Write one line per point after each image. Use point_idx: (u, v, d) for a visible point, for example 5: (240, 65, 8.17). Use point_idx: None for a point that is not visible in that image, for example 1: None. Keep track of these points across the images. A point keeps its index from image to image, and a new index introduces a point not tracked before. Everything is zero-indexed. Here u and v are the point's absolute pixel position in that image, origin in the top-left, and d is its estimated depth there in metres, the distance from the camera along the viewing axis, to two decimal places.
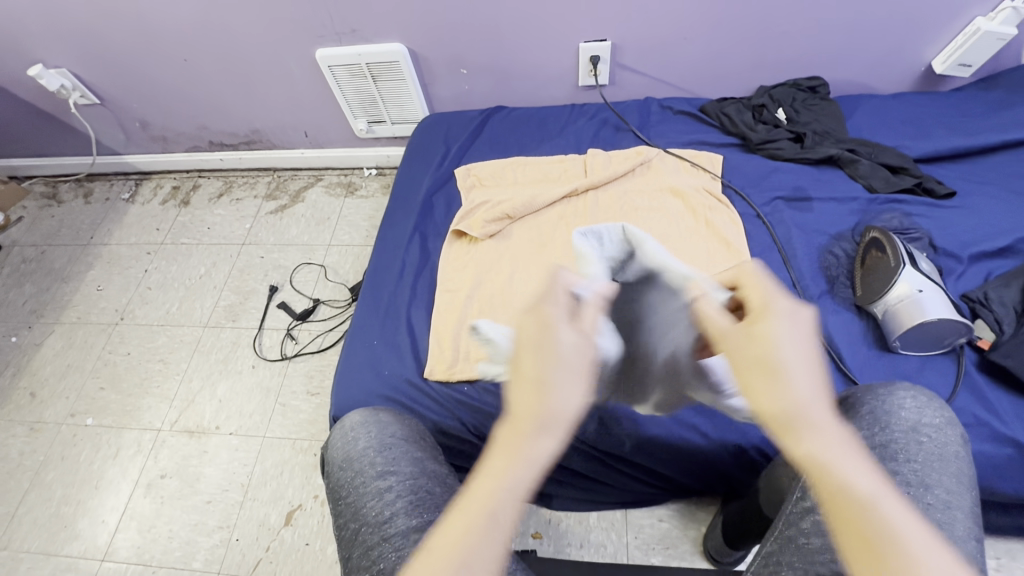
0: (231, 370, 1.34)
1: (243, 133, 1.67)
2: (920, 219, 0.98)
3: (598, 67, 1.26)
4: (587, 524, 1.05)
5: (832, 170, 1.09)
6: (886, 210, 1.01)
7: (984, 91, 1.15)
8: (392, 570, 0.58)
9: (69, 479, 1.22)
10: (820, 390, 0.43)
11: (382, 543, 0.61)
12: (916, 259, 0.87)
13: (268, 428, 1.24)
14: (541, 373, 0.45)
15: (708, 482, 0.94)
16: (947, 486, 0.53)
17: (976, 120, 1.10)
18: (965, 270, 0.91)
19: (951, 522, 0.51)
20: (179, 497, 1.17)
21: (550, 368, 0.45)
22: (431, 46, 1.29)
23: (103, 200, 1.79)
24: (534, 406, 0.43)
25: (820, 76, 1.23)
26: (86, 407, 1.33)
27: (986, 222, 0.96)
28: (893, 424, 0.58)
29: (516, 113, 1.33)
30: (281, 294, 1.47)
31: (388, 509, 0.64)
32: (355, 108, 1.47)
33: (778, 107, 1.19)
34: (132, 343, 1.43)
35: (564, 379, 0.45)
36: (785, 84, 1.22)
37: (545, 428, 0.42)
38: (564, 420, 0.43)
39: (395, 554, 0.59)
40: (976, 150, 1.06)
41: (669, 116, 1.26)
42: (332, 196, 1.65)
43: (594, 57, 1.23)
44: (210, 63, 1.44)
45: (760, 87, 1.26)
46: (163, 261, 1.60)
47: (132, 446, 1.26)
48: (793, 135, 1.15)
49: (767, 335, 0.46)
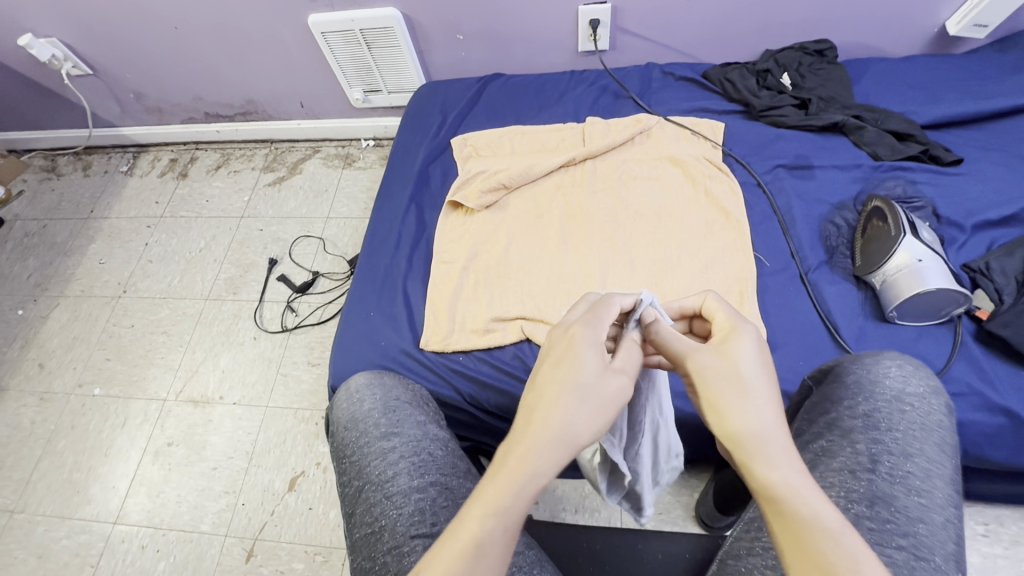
0: (233, 341, 1.36)
1: (239, 104, 1.65)
2: (925, 186, 0.96)
3: (598, 31, 1.22)
4: (582, 490, 1.07)
5: (837, 137, 1.06)
6: (890, 177, 0.99)
7: (999, 53, 1.11)
8: (392, 527, 0.60)
9: (80, 446, 1.26)
10: (781, 418, 0.43)
11: (385, 501, 0.62)
12: (917, 227, 0.86)
13: (270, 397, 1.26)
14: (557, 389, 0.45)
15: (701, 451, 0.96)
16: (928, 454, 0.54)
17: (989, 84, 1.07)
18: (967, 240, 0.90)
19: (931, 489, 0.51)
20: (186, 464, 1.21)
21: (568, 388, 0.45)
22: (426, 10, 1.25)
23: (102, 173, 1.78)
24: (547, 421, 0.43)
25: (827, 39, 1.18)
26: (93, 377, 1.36)
27: (993, 190, 0.93)
28: (877, 394, 0.59)
29: (514, 80, 1.30)
30: (280, 267, 1.47)
31: (391, 469, 0.65)
32: (351, 77, 1.44)
33: (783, 72, 1.15)
34: (136, 315, 1.45)
35: (578, 404, 0.44)
36: (791, 48, 1.17)
37: (553, 444, 0.42)
38: (574, 446, 0.43)
39: (397, 512, 0.61)
40: (986, 115, 1.03)
41: (670, 82, 1.22)
42: (329, 168, 1.64)
43: (594, 20, 1.19)
44: (201, 31, 1.41)
45: (767, 50, 1.21)
46: (163, 234, 1.60)
47: (139, 415, 1.29)
48: (797, 101, 1.11)
49: (735, 359, 0.47)
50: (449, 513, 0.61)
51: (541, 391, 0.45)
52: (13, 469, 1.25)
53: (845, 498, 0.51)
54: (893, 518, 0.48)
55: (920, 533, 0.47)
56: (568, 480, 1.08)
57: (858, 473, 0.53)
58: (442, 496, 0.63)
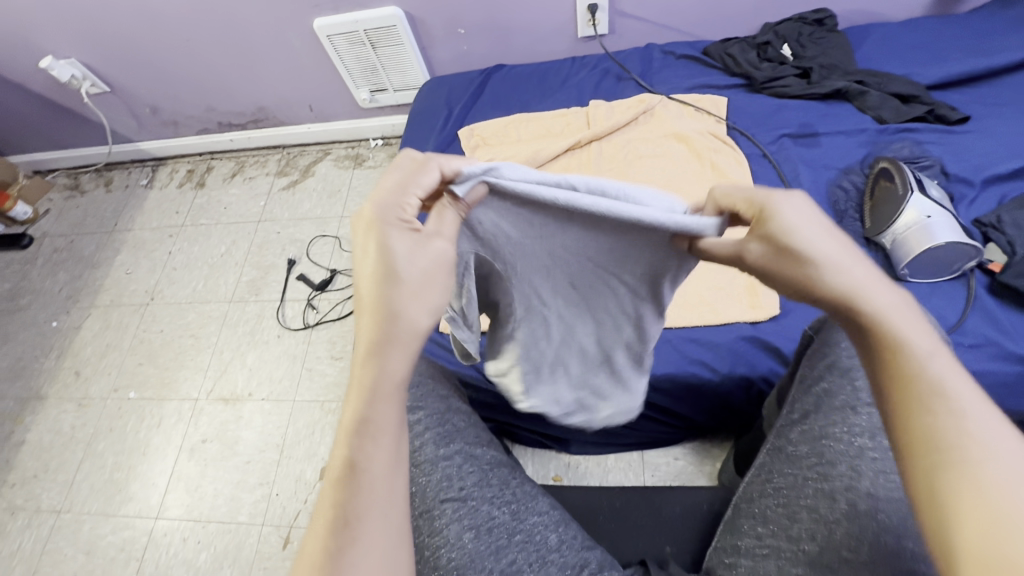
0: (258, 340, 1.41)
1: (250, 112, 1.70)
2: (932, 146, 0.96)
3: (597, 16, 1.24)
4: (605, 465, 1.09)
5: (840, 103, 1.07)
6: (897, 139, 0.99)
7: (1001, 10, 1.11)
8: (421, 492, 0.63)
9: (119, 447, 1.31)
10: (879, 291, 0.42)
11: (413, 469, 0.65)
12: (926, 186, 0.86)
13: (297, 391, 1.31)
14: (380, 298, 0.46)
15: (721, 419, 0.97)
16: None
17: (993, 41, 1.06)
18: (977, 196, 0.90)
19: None
20: (221, 458, 1.25)
21: (387, 288, 0.46)
22: (428, 6, 1.28)
23: (123, 187, 1.84)
24: (382, 329, 0.45)
25: (827, 8, 1.19)
26: (127, 381, 1.41)
27: (1002, 145, 0.93)
28: None
29: (517, 70, 1.32)
30: (299, 266, 1.51)
31: (416, 440, 0.67)
32: (358, 78, 1.47)
33: (783, 43, 1.16)
34: (164, 320, 1.51)
35: (405, 295, 0.47)
36: (790, 20, 1.18)
37: (393, 347, 0.45)
38: (416, 334, 0.47)
39: (424, 478, 0.63)
40: (992, 71, 1.03)
41: (671, 61, 1.24)
42: (341, 168, 1.68)
43: (593, 5, 1.21)
44: (211, 42, 1.45)
45: (766, 24, 1.23)
46: (185, 243, 1.66)
47: (173, 415, 1.34)
48: (799, 71, 1.12)
49: (794, 240, 0.44)
50: (475, 477, 0.64)
51: (364, 305, 0.46)
52: (58, 472, 1.31)
53: (848, 434, 0.56)
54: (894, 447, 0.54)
55: None
56: (591, 456, 1.10)
57: (858, 408, 0.57)
58: (467, 463, 0.65)
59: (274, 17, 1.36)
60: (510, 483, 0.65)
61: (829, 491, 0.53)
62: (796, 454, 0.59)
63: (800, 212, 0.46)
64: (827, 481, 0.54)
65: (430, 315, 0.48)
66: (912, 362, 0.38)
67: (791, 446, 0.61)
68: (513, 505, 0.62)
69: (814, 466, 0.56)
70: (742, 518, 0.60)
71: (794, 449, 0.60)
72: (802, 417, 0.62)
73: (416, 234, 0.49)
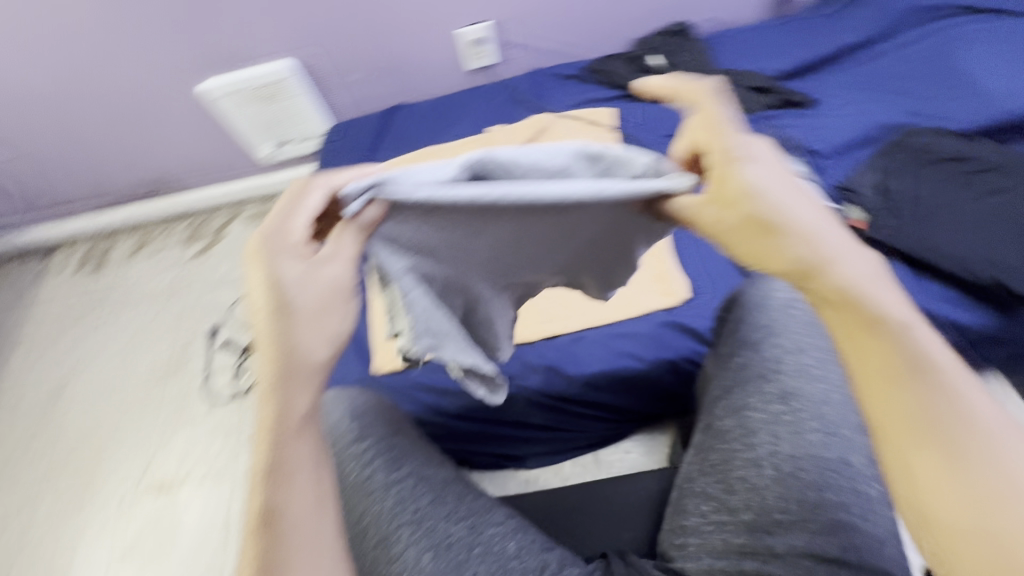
0: (187, 419, 1.32)
1: (148, 182, 1.63)
2: (792, 128, 1.08)
3: (480, 50, 1.33)
4: (563, 474, 1.06)
5: None
6: (763, 126, 1.10)
7: (824, 6, 1.28)
8: (377, 520, 0.64)
9: (38, 566, 1.17)
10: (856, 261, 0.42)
11: (367, 499, 0.66)
12: None
13: (237, 465, 1.23)
14: (274, 337, 0.44)
15: (661, 406, 0.99)
16: (818, 347, 0.69)
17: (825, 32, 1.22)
18: (835, 166, 1.01)
19: (825, 374, 0.67)
20: (160, 553, 1.15)
21: (278, 323, 0.44)
22: (323, 58, 1.33)
23: (12, 281, 1.69)
24: (280, 371, 0.44)
25: (682, 19, 1.32)
26: (41, 492, 1.28)
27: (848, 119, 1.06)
28: (772, 308, 0.73)
29: (415, 108, 1.36)
30: (223, 333, 1.44)
31: (367, 469, 0.68)
32: (260, 133, 1.44)
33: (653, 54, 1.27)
34: (76, 417, 1.38)
35: (301, 330, 0.45)
36: (656, 34, 1.30)
37: (292, 386, 0.44)
38: (315, 366, 0.46)
39: (379, 505, 0.65)
40: (826, 58, 1.18)
41: (559, 81, 1.32)
42: (254, 226, 1.63)
43: (473, 40, 1.30)
44: (94, 112, 1.43)
45: (636, 39, 1.34)
46: (91, 329, 1.54)
47: (99, 517, 1.22)
48: None
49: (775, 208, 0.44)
50: (429, 499, 0.65)
51: (258, 347, 0.44)
52: None
53: (765, 400, 0.65)
54: (803, 406, 0.64)
55: (825, 412, 0.64)
56: (547, 468, 1.07)
57: (768, 375, 0.67)
58: (420, 485, 0.66)
59: (168, 80, 1.36)
60: (466, 497, 0.66)
61: (757, 459, 0.61)
62: (723, 426, 0.66)
63: (762, 168, 0.46)
64: (753, 450, 0.62)
65: (327, 345, 0.47)
66: (904, 341, 0.38)
67: (718, 420, 0.67)
68: (470, 519, 0.63)
69: (740, 436, 0.64)
70: (687, 499, 0.64)
71: (721, 422, 0.66)
72: (723, 393, 0.69)
73: (309, 258, 0.47)
